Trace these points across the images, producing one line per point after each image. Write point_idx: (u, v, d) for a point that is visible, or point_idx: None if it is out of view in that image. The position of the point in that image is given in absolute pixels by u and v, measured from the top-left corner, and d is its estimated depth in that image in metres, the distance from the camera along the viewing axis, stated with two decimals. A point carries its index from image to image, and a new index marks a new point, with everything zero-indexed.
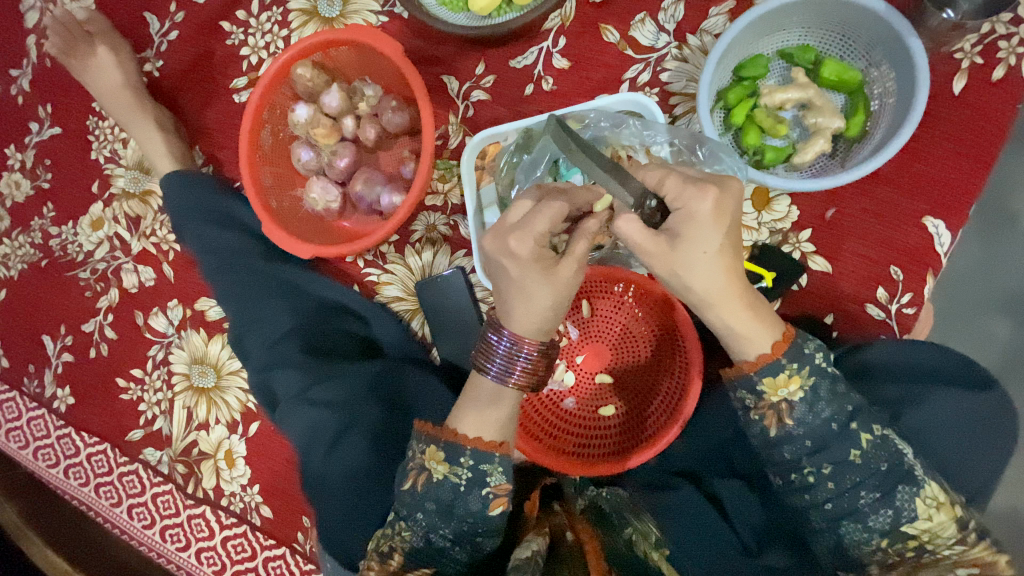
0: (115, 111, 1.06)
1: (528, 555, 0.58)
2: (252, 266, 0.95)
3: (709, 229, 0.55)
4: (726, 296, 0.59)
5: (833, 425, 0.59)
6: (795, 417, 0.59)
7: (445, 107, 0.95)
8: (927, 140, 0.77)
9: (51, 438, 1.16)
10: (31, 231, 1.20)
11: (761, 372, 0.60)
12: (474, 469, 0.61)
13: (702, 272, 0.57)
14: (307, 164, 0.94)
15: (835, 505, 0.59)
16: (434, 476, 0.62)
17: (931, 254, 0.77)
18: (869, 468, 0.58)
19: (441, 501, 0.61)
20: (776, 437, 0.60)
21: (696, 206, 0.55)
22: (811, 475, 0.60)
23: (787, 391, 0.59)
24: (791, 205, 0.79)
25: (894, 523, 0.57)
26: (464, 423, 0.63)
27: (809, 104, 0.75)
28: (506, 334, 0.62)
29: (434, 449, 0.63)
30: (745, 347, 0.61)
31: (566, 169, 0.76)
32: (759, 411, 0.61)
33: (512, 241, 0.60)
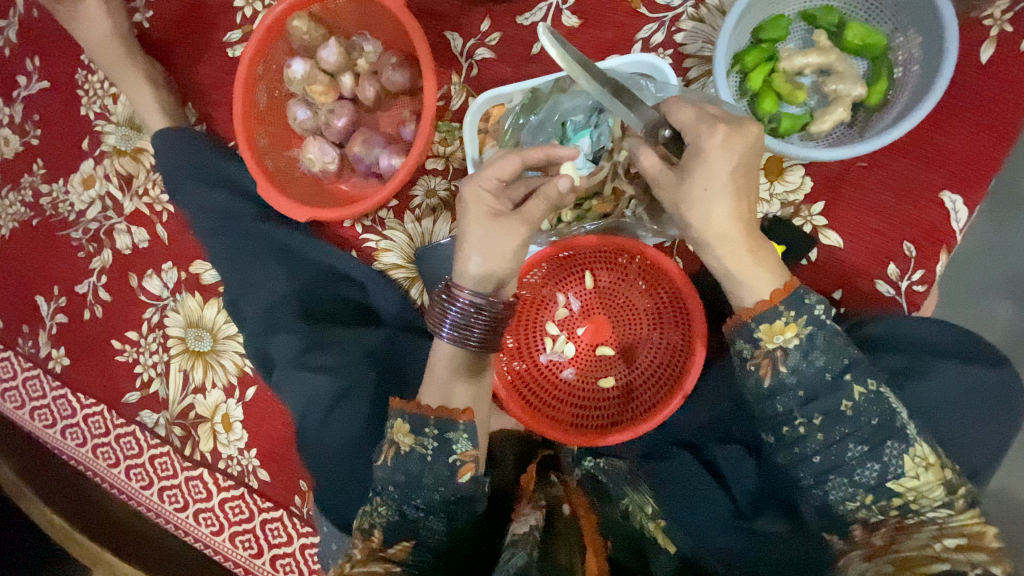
0: (104, 63, 1.02)
1: (524, 531, 0.58)
2: (246, 228, 0.93)
3: (719, 157, 0.55)
4: (727, 234, 0.58)
5: (827, 375, 0.57)
6: (789, 364, 0.57)
7: (447, 66, 0.91)
8: (949, 113, 0.74)
9: (47, 398, 1.15)
10: (21, 189, 1.17)
11: (758, 319, 0.58)
12: (440, 437, 0.60)
13: (712, 207, 0.56)
14: (304, 123, 0.91)
15: (824, 458, 0.57)
16: (402, 448, 0.61)
17: (946, 230, 0.74)
18: (858, 421, 0.56)
19: (411, 473, 0.60)
20: (770, 388, 0.58)
21: (704, 138, 0.55)
22: (802, 427, 0.58)
23: (783, 338, 0.58)
24: (805, 175, 0.76)
25: (881, 479, 0.55)
26: (428, 394, 0.64)
27: (830, 70, 0.71)
28: (462, 296, 0.61)
29: (400, 422, 0.62)
30: (744, 295, 0.60)
31: (574, 131, 0.73)
32: (755, 360, 0.59)
33: (488, 193, 0.63)
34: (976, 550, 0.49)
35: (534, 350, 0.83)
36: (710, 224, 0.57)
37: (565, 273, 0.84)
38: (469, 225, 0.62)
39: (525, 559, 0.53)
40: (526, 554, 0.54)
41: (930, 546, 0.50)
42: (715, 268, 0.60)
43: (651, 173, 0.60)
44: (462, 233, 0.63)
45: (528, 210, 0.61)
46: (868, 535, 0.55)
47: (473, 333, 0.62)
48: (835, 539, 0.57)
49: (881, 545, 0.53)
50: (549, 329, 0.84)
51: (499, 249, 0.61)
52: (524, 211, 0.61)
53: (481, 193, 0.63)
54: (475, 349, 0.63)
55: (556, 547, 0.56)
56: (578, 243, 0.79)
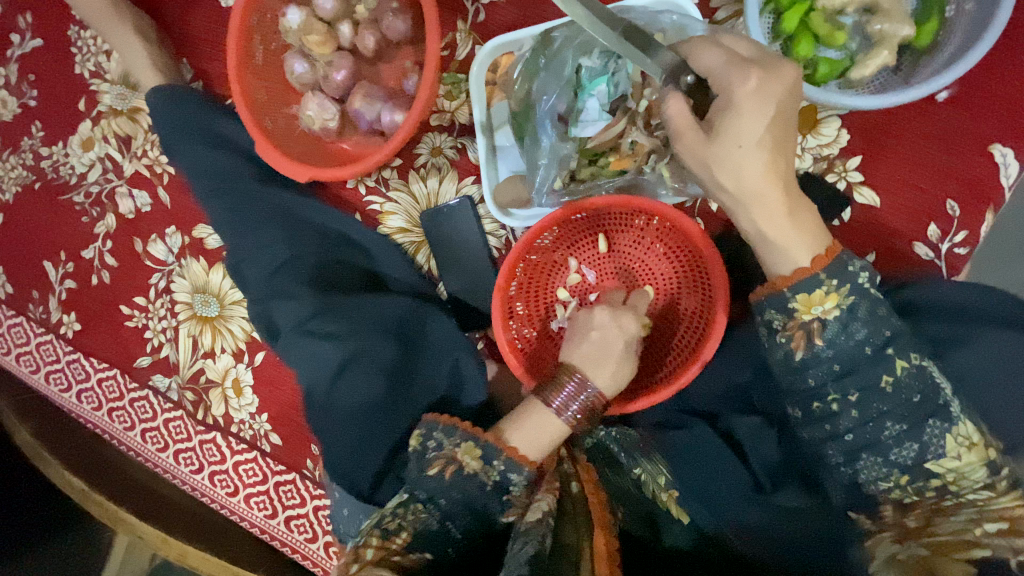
0: (92, 16, 0.97)
1: (536, 518, 0.55)
2: (245, 191, 0.89)
3: (751, 108, 0.50)
4: (762, 194, 0.54)
5: (867, 348, 0.53)
6: (826, 337, 0.53)
7: (452, 11, 0.84)
8: (1008, 56, 0.67)
9: (61, 362, 1.16)
10: (21, 152, 1.15)
11: (794, 288, 0.54)
12: (503, 475, 0.59)
13: (748, 164, 0.52)
14: (302, 77, 0.86)
15: (857, 436, 0.54)
16: (465, 469, 0.59)
17: (993, 187, 0.68)
18: (898, 398, 0.53)
19: (466, 494, 0.57)
20: (803, 361, 0.54)
21: (736, 85, 0.51)
22: (836, 404, 0.54)
23: (822, 308, 0.53)
24: (841, 128, 0.70)
25: (918, 459, 0.52)
26: (514, 432, 0.63)
27: (875, 8, 0.64)
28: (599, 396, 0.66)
29: (472, 445, 0.60)
30: (777, 259, 0.56)
31: (590, 79, 0.68)
32: (787, 332, 0.55)
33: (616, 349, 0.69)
34: (1016, 534, 0.45)
35: (544, 318, 0.80)
36: (740, 183, 0.53)
37: (580, 236, 0.80)
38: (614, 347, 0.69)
39: (538, 547, 0.50)
40: (538, 542, 0.51)
41: (968, 531, 0.46)
42: (748, 232, 0.57)
43: (676, 125, 0.54)
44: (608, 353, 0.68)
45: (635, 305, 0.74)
46: (901, 517, 0.52)
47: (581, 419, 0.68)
48: (861, 518, 0.54)
49: (914, 527, 0.49)
50: (558, 296, 0.80)
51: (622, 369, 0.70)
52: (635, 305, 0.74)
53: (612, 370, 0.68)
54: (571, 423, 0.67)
55: (566, 530, 0.54)
56: (591, 204, 0.73)
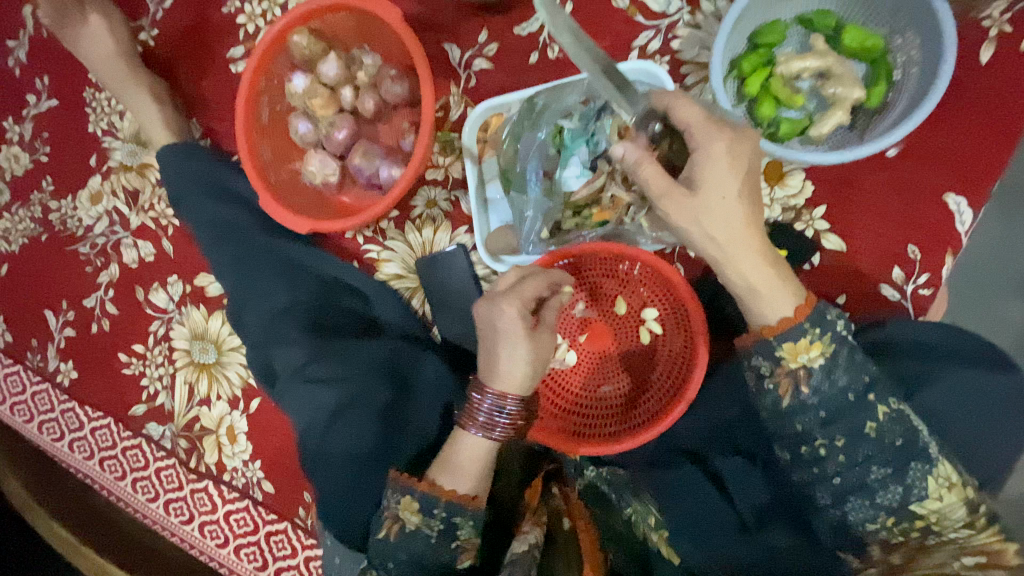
0: (110, 81, 1.04)
1: (524, 549, 0.59)
2: (251, 243, 0.93)
3: (726, 168, 0.55)
4: (743, 245, 0.57)
5: (850, 395, 0.55)
6: (812, 384, 0.56)
7: (446, 76, 0.91)
8: (953, 116, 0.73)
9: (55, 412, 1.16)
10: (30, 205, 1.19)
11: (781, 338, 0.57)
12: (446, 521, 0.62)
13: (727, 215, 0.56)
14: (305, 135, 0.92)
15: (845, 478, 0.56)
16: (408, 526, 0.62)
17: (951, 232, 0.73)
18: (882, 443, 0.54)
19: (413, 553, 0.62)
20: (789, 408, 0.57)
21: (710, 144, 0.55)
22: (822, 448, 0.56)
23: (807, 356, 0.56)
24: (805, 180, 0.76)
25: (903, 501, 0.54)
26: (442, 474, 0.64)
27: (828, 73, 0.71)
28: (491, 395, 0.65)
29: (409, 499, 0.63)
30: (762, 308, 0.58)
31: (571, 138, 0.72)
32: (774, 379, 0.57)
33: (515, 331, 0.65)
34: (995, 568, 0.48)
35: None
36: (723, 238, 0.56)
37: (568, 281, 0.83)
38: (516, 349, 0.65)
39: None
40: None
41: (949, 564, 0.49)
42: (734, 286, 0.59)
43: (660, 187, 0.56)
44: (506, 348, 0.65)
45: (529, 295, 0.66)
46: (887, 554, 0.54)
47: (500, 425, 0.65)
48: (850, 559, 0.56)
49: (898, 564, 0.52)
50: None
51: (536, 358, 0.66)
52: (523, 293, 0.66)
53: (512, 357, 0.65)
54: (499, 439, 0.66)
55: (556, 564, 0.58)
56: (577, 250, 0.79)
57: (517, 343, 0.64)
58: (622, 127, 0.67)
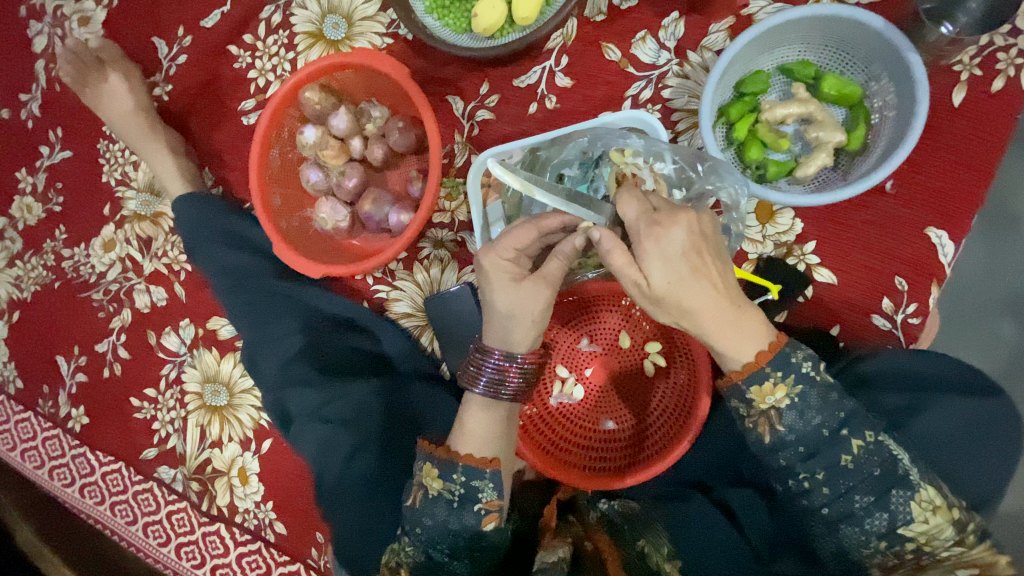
0: (126, 135, 1.08)
1: (553, 560, 0.62)
2: (266, 287, 0.96)
3: (678, 250, 0.55)
4: (714, 315, 0.57)
5: (824, 431, 0.58)
6: (785, 423, 0.58)
7: (450, 126, 0.96)
8: (930, 155, 0.78)
9: (67, 457, 1.18)
10: (43, 253, 1.22)
11: (748, 381, 0.59)
12: (467, 485, 0.64)
13: (685, 292, 0.55)
14: (317, 184, 0.96)
15: (832, 509, 0.58)
16: (430, 492, 0.65)
17: (935, 265, 0.77)
18: (861, 473, 0.57)
19: (437, 519, 0.63)
20: (772, 444, 0.60)
21: (645, 234, 0.55)
22: (806, 481, 0.59)
23: (774, 398, 0.58)
24: (794, 218, 0.80)
25: (891, 526, 0.56)
26: (459, 441, 0.66)
27: (811, 119, 0.75)
28: (494, 356, 0.66)
29: (429, 465, 0.66)
30: (733, 358, 0.59)
31: (573, 186, 0.76)
32: (752, 418, 0.60)
33: (507, 262, 0.64)
34: None
35: (545, 394, 0.86)
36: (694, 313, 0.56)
37: (572, 320, 0.87)
38: (500, 297, 0.64)
39: None
40: None
41: None
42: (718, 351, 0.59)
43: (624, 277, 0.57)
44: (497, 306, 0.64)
45: (549, 270, 0.63)
46: None
47: (506, 386, 0.66)
48: None
49: None
50: (558, 372, 0.86)
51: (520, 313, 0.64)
52: (545, 271, 0.63)
53: (501, 264, 0.64)
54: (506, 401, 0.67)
55: None
56: (581, 288, 0.84)
57: (523, 312, 0.64)
58: (619, 175, 0.72)
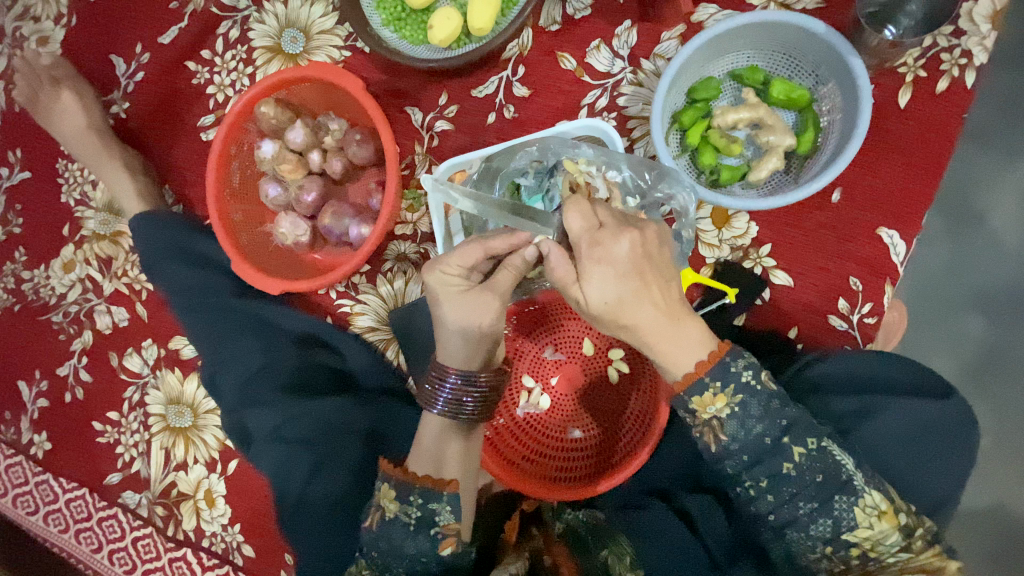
0: (83, 154, 1.06)
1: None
2: (224, 305, 0.95)
3: (621, 270, 0.56)
4: (658, 330, 0.58)
5: (767, 439, 0.57)
6: (727, 433, 0.58)
7: (409, 138, 0.95)
8: (879, 156, 0.79)
9: (28, 485, 1.14)
10: (2, 276, 1.19)
11: (689, 391, 0.58)
12: (423, 508, 0.62)
13: (625, 311, 0.56)
14: (276, 199, 0.95)
15: (778, 516, 0.58)
16: (386, 514, 0.63)
17: (888, 265, 0.78)
18: (803, 480, 0.57)
19: (392, 542, 0.62)
20: (717, 453, 0.59)
21: (589, 254, 0.56)
22: (752, 489, 0.58)
23: (714, 409, 0.58)
24: (750, 221, 0.80)
25: (835, 531, 0.56)
26: (416, 460, 0.66)
27: (761, 123, 0.76)
28: (451, 378, 0.65)
29: (386, 487, 0.63)
30: (669, 369, 0.59)
31: (528, 196, 0.75)
32: (698, 427, 0.59)
33: (454, 277, 0.64)
34: None
35: (511, 404, 0.85)
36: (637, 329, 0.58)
37: (534, 331, 0.86)
38: (450, 313, 0.64)
39: None
40: None
41: None
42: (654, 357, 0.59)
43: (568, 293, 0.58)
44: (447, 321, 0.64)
45: (499, 280, 0.63)
46: None
47: (465, 406, 0.66)
48: None
49: None
50: (524, 382, 0.85)
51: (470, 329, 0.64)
52: (495, 281, 0.63)
53: (447, 279, 0.64)
54: (467, 420, 0.66)
55: None
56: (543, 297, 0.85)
57: (474, 324, 0.64)
58: (572, 183, 0.70)
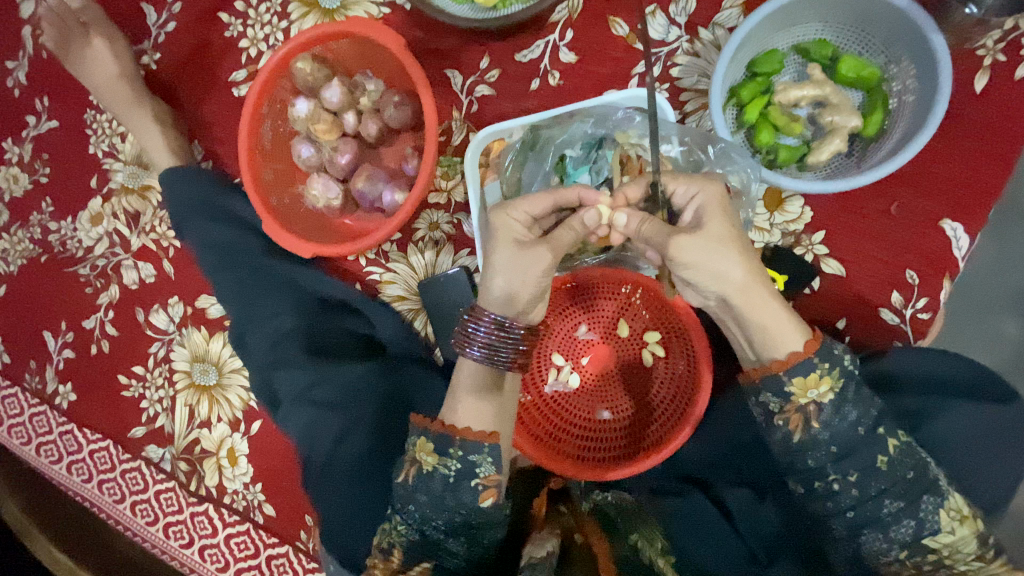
0: (113, 105, 1.04)
1: (543, 553, 0.59)
2: (254, 265, 0.94)
3: (726, 212, 0.59)
4: (753, 286, 0.59)
5: (860, 429, 0.58)
6: (822, 420, 0.58)
7: (448, 102, 0.92)
8: (948, 143, 0.75)
9: (54, 434, 1.16)
10: (29, 226, 1.19)
11: (792, 372, 0.58)
12: (464, 460, 0.62)
13: (726, 253, 0.57)
14: (308, 159, 0.92)
15: (858, 513, 0.58)
16: (425, 467, 0.63)
17: (948, 258, 0.74)
18: (894, 475, 0.57)
19: (432, 494, 0.62)
20: (802, 443, 0.59)
21: (702, 192, 0.60)
22: (836, 483, 0.59)
23: (816, 392, 0.58)
24: (804, 205, 0.77)
25: (916, 535, 0.57)
26: (454, 414, 0.64)
27: (825, 102, 0.72)
28: (486, 318, 0.61)
29: (423, 440, 0.64)
30: (776, 349, 0.60)
31: (573, 167, 0.73)
32: (784, 415, 0.59)
33: (518, 223, 0.62)
34: None
35: (539, 381, 0.84)
36: (736, 275, 0.58)
37: (569, 308, 0.84)
38: (502, 255, 0.61)
39: None
40: None
41: None
42: (748, 327, 0.60)
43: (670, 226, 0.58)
44: (495, 264, 0.61)
45: (557, 236, 0.61)
46: None
47: (500, 353, 0.62)
48: None
49: None
50: (555, 359, 0.84)
51: (524, 272, 0.60)
52: (554, 235, 0.61)
53: (512, 224, 0.62)
54: (501, 369, 0.63)
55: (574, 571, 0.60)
56: (584, 274, 0.81)
57: (526, 274, 0.60)
58: (623, 158, 0.71)
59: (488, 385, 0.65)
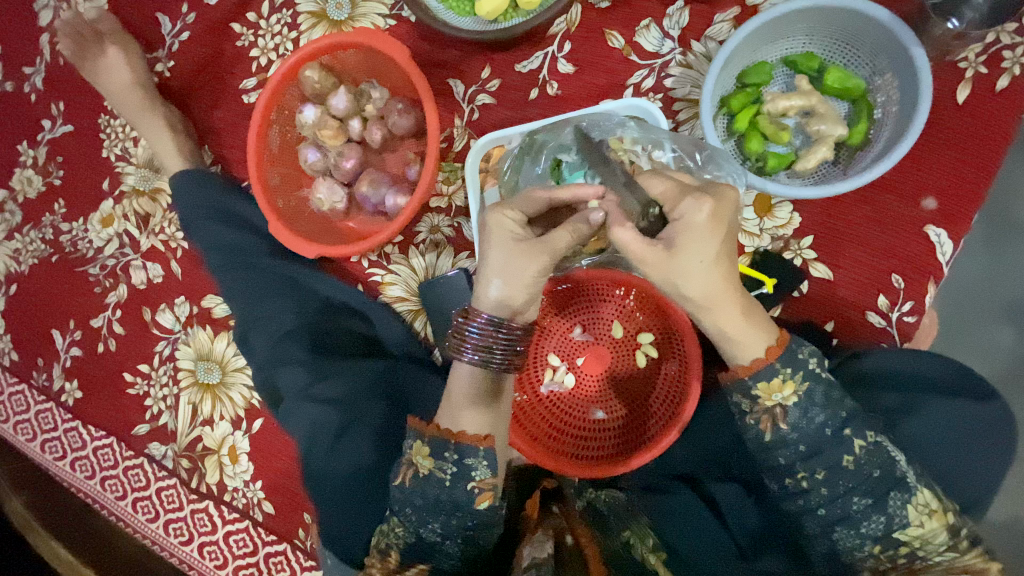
0: (125, 110, 1.08)
1: (544, 555, 0.60)
2: (258, 265, 0.96)
3: (707, 235, 0.56)
4: (723, 299, 0.59)
5: (827, 430, 0.59)
6: (789, 422, 0.60)
7: (450, 110, 0.95)
8: (931, 151, 0.77)
9: (59, 431, 1.18)
10: (41, 227, 1.22)
11: (755, 377, 0.60)
12: (459, 463, 0.63)
13: (693, 277, 0.57)
14: (314, 164, 0.95)
15: (828, 510, 0.60)
16: (421, 471, 0.64)
17: (932, 262, 0.77)
18: (861, 474, 0.59)
19: (429, 497, 0.63)
20: (771, 442, 0.61)
21: (691, 216, 0.56)
22: (805, 480, 0.60)
23: (781, 396, 0.60)
24: (793, 211, 0.79)
25: (886, 529, 0.58)
26: (448, 418, 0.66)
27: (812, 112, 0.74)
28: (479, 318, 0.64)
29: (420, 444, 0.65)
30: (739, 351, 0.62)
31: (569, 172, 0.73)
32: (755, 415, 0.61)
33: (511, 220, 0.63)
34: None
35: (535, 381, 0.86)
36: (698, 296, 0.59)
37: (566, 311, 0.87)
38: (495, 254, 0.63)
39: None
40: None
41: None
42: (712, 331, 0.62)
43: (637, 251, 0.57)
44: (490, 263, 0.63)
45: (553, 238, 0.61)
46: None
47: (494, 355, 0.64)
48: None
49: None
50: (550, 360, 0.86)
51: (512, 271, 0.62)
52: (545, 236, 0.62)
53: (506, 222, 0.64)
54: (497, 371, 0.65)
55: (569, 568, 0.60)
56: (574, 275, 0.82)
57: (518, 275, 0.62)
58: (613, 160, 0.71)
59: (482, 394, 0.66)
